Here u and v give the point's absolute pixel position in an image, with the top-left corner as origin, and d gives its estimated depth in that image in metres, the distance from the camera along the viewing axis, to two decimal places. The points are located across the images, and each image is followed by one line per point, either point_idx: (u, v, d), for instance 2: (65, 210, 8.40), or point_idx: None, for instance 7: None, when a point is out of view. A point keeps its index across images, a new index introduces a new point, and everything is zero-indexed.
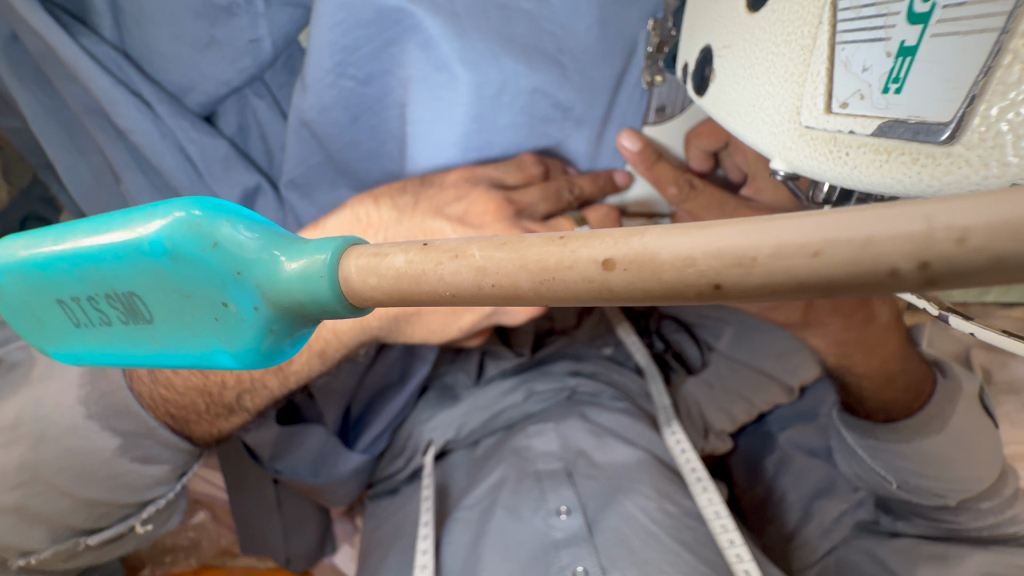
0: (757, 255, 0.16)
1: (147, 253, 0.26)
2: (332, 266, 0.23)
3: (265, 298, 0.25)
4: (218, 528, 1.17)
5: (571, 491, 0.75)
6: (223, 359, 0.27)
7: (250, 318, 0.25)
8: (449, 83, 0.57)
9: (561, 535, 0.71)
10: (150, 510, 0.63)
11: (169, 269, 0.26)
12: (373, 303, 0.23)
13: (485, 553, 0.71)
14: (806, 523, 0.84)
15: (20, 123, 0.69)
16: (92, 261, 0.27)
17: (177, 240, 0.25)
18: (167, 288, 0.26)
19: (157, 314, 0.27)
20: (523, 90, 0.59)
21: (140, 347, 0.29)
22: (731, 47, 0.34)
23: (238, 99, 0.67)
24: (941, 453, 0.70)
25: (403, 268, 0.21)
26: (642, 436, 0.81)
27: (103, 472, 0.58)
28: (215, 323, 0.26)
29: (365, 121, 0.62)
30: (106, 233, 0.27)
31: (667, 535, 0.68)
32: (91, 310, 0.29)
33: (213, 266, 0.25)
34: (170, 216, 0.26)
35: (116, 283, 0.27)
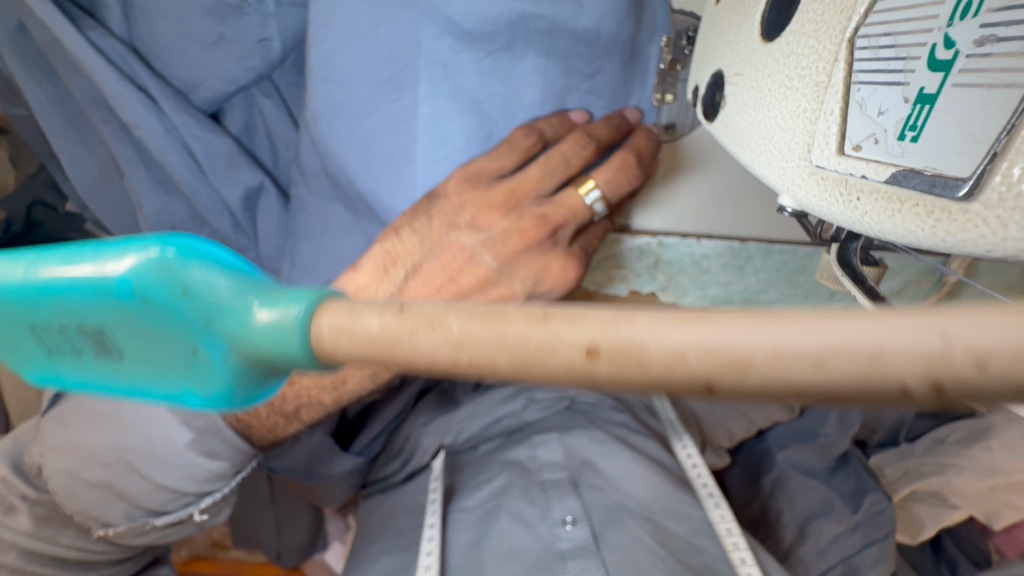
0: (752, 358, 0.14)
1: (88, 297, 0.22)
2: (301, 323, 0.19)
3: (230, 350, 0.21)
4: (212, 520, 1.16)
5: (576, 501, 0.74)
6: (186, 405, 0.23)
7: (216, 370, 0.22)
8: (450, 84, 0.50)
9: (567, 545, 0.69)
10: (206, 502, 0.60)
11: (115, 310, 0.22)
12: (348, 367, 0.19)
13: (484, 552, 0.69)
14: (800, 543, 0.82)
15: (26, 112, 0.68)
16: (18, 295, 0.23)
17: (130, 280, 0.21)
18: (114, 339, 0.22)
19: (94, 360, 0.23)
20: (524, 74, 0.50)
21: (76, 393, 0.24)
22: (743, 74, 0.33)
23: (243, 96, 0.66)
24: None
25: (381, 334, 0.18)
26: (647, 447, 0.81)
27: (170, 460, 0.57)
28: (169, 374, 0.22)
29: (334, 128, 0.52)
30: (39, 265, 0.22)
31: (672, 549, 0.66)
32: (28, 358, 0.24)
33: (168, 313, 0.21)
34: (126, 252, 0.22)
35: (52, 328, 0.23)
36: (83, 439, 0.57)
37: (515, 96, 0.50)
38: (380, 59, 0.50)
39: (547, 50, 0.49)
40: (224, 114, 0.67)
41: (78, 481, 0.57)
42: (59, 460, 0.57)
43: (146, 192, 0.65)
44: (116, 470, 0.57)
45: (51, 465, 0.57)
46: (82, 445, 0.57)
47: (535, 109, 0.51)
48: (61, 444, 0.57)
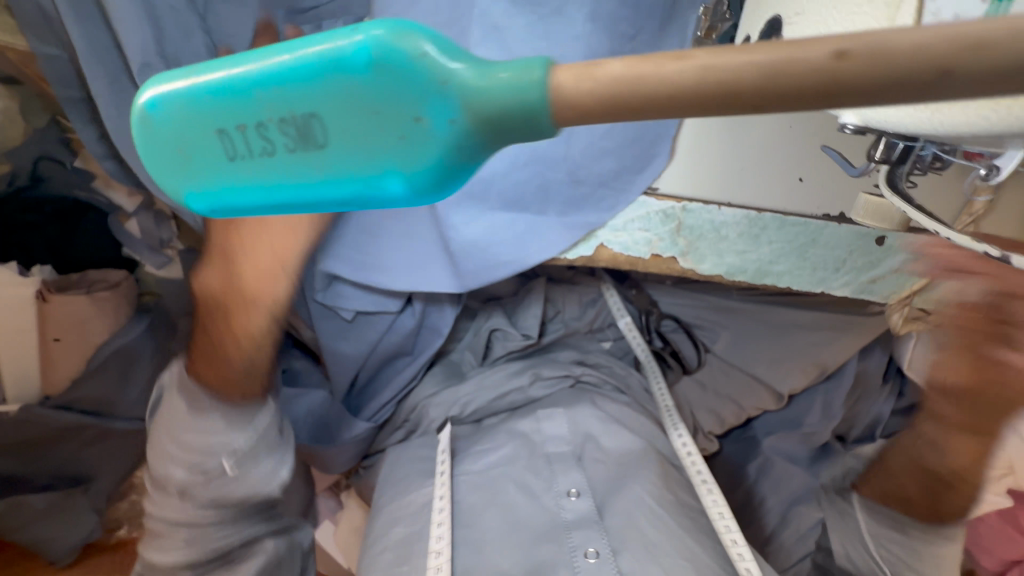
0: (986, 36, 0.18)
1: (339, 71, 0.27)
2: (542, 83, 0.24)
3: (459, 111, 0.26)
4: None
5: (581, 474, 0.76)
6: (394, 183, 0.28)
7: (442, 134, 0.26)
8: (500, 44, 0.52)
9: (570, 517, 0.71)
10: (231, 458, 0.72)
11: (359, 86, 0.27)
12: (582, 113, 0.24)
13: (488, 521, 0.71)
14: (782, 527, 0.90)
15: (60, 53, 0.68)
16: (276, 85, 0.28)
17: (373, 54, 0.26)
18: (354, 106, 0.27)
19: (333, 137, 0.28)
20: (574, 36, 0.52)
21: (304, 175, 0.29)
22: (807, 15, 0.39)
23: None
24: (939, 557, 0.67)
25: (623, 75, 0.23)
26: (644, 427, 0.83)
27: (196, 410, 0.71)
28: (399, 141, 0.27)
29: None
30: (293, 59, 0.28)
31: (671, 521, 0.69)
32: (255, 139, 0.29)
33: (409, 81, 0.26)
34: (366, 34, 0.27)
35: (296, 105, 0.28)
36: (165, 424, 0.72)
37: (563, 55, 0.52)
38: (436, 21, 0.53)
39: (595, 14, 0.51)
40: None
41: (167, 455, 0.71)
42: (161, 441, 0.72)
43: None
44: (172, 439, 0.71)
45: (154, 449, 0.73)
46: (176, 436, 0.71)
47: None
48: (173, 447, 0.71)
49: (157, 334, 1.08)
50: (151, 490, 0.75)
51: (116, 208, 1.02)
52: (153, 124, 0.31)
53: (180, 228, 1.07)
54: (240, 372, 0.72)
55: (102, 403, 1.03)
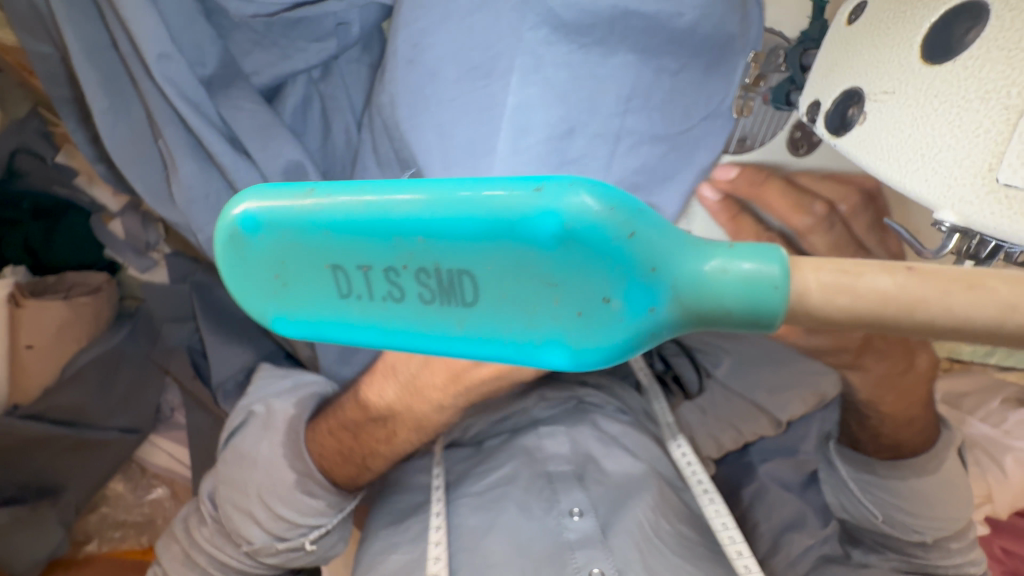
0: None
1: (521, 233, 0.21)
2: (788, 282, 0.20)
3: (667, 299, 0.22)
4: (178, 505, 1.09)
5: (582, 493, 0.73)
6: (551, 358, 0.23)
7: (635, 321, 0.22)
8: (537, 72, 0.49)
9: (574, 536, 0.68)
10: (312, 535, 0.70)
11: (546, 255, 0.21)
12: (829, 326, 0.19)
13: (492, 543, 0.67)
14: (773, 554, 0.85)
15: (51, 51, 0.62)
16: (428, 232, 0.22)
17: (576, 225, 0.21)
18: (529, 274, 0.22)
19: (490, 297, 0.22)
20: (616, 68, 0.50)
21: (431, 332, 0.23)
22: (890, 92, 0.31)
23: (304, 79, 0.66)
24: (926, 491, 0.74)
25: (895, 294, 0.18)
26: (647, 450, 0.80)
27: (292, 496, 0.67)
28: (575, 319, 0.22)
29: (416, 116, 0.55)
30: (455, 200, 0.21)
31: (672, 550, 0.67)
32: (377, 285, 0.23)
33: (614, 257, 0.21)
34: (570, 196, 0.21)
35: (444, 259, 0.22)
36: (238, 476, 0.69)
37: (603, 87, 0.50)
38: (472, 47, 0.51)
39: (640, 51, 0.50)
40: (281, 90, 0.66)
41: (240, 513, 0.69)
42: (229, 492, 0.70)
43: (182, 155, 0.60)
44: (256, 502, 0.68)
45: (224, 501, 0.70)
46: (242, 482, 0.69)
47: (620, 104, 0.50)
48: (231, 482, 0.70)
49: (138, 345, 1.03)
50: (195, 535, 0.75)
51: (100, 207, 0.99)
52: (253, 247, 0.25)
53: (167, 230, 1.03)
54: (342, 463, 0.69)
55: (77, 411, 0.95)
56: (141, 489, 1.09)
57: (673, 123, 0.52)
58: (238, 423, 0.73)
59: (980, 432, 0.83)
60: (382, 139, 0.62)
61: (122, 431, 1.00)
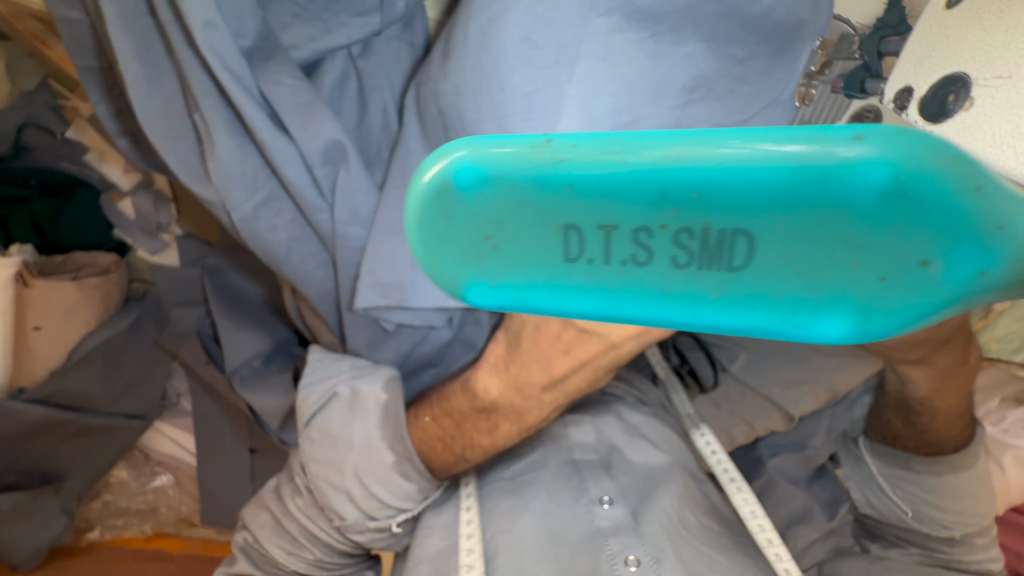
0: None
1: (833, 185, 0.18)
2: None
3: (1009, 266, 0.18)
4: (181, 495, 1.11)
5: (611, 482, 0.72)
6: (831, 329, 0.20)
7: (959, 291, 0.18)
8: (605, 59, 0.48)
9: (605, 524, 0.67)
10: (401, 517, 0.70)
11: (861, 215, 0.18)
12: None
13: (523, 528, 0.65)
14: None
15: (80, 15, 0.59)
16: (684, 187, 0.19)
17: (914, 175, 0.17)
18: (835, 235, 0.18)
19: (768, 260, 0.19)
20: (683, 56, 0.49)
21: (680, 297, 0.21)
22: (1000, 77, 0.30)
23: (343, 55, 0.64)
24: (961, 488, 0.74)
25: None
26: (669, 440, 0.81)
27: (390, 479, 0.68)
28: (876, 287, 0.19)
29: (467, 101, 0.53)
30: (745, 146, 0.18)
31: (701, 540, 0.66)
32: (620, 247, 0.21)
33: (956, 213, 0.17)
34: (911, 141, 0.17)
35: (719, 219, 0.19)
36: (332, 455, 0.68)
37: (668, 76, 0.49)
38: (535, 28, 0.49)
39: (710, 35, 0.49)
40: (320, 66, 0.63)
41: (334, 489, 0.69)
42: (322, 470, 0.69)
43: (220, 130, 0.57)
44: (352, 481, 0.68)
45: (316, 476, 0.70)
46: (337, 461, 0.68)
47: (682, 95, 0.50)
48: (324, 460, 0.69)
49: (145, 329, 0.99)
50: (289, 504, 0.74)
51: (111, 185, 0.96)
52: (461, 204, 0.22)
53: (179, 211, 1.01)
54: (441, 450, 0.69)
55: (83, 398, 0.92)
56: (144, 476, 1.09)
57: (733, 113, 0.51)
58: (321, 402, 0.70)
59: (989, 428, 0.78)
60: (427, 120, 0.60)
61: (128, 417, 0.99)
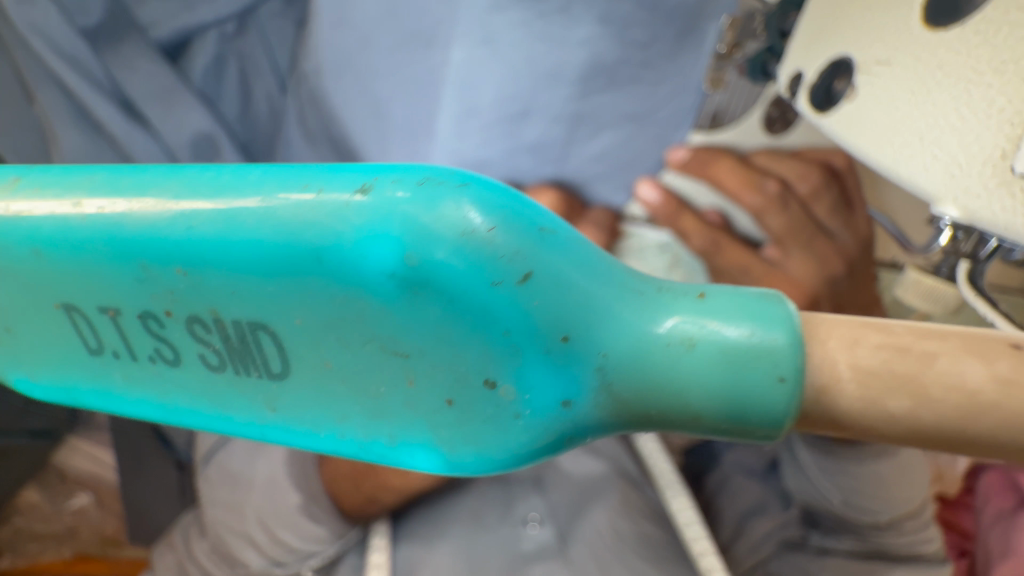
0: None
1: (333, 272, 0.16)
2: (804, 367, 0.15)
3: (588, 386, 0.16)
4: (103, 514, 0.95)
5: (541, 500, 0.68)
6: (413, 459, 0.18)
7: (537, 414, 0.16)
8: (486, 42, 0.43)
9: (529, 547, 0.63)
10: (312, 562, 0.62)
11: (385, 306, 0.16)
12: (884, 435, 0.14)
13: (442, 557, 0.61)
14: (734, 541, 0.79)
15: None
16: (203, 260, 0.16)
17: (426, 260, 0.15)
18: (365, 334, 0.16)
19: (311, 364, 0.17)
20: (578, 43, 0.43)
21: (235, 412, 0.18)
22: (886, 61, 0.26)
23: (215, 34, 0.56)
24: (889, 478, 0.64)
25: (992, 395, 0.13)
26: (609, 446, 0.73)
27: (293, 522, 0.59)
28: (445, 408, 0.17)
29: (344, 86, 0.50)
30: (240, 221, 0.16)
31: (636, 555, 0.61)
32: (136, 340, 0.18)
33: (496, 310, 0.16)
34: (436, 219, 0.15)
35: (222, 305, 0.17)
36: (231, 497, 0.61)
37: (562, 62, 0.44)
38: (411, 9, 0.45)
39: (607, 14, 0.43)
40: (188, 47, 0.56)
41: (235, 535, 0.61)
42: (221, 514, 0.61)
43: (62, 123, 0.51)
44: (254, 525, 0.60)
45: (215, 521, 0.61)
46: (238, 504, 0.60)
47: (579, 88, 0.45)
48: (222, 504, 0.61)
49: None
50: (193, 548, 0.65)
51: None
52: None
53: None
54: (351, 489, 0.61)
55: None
56: (60, 498, 0.93)
57: (642, 104, 0.47)
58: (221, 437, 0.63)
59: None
60: (308, 109, 0.54)
61: (33, 435, 0.80)
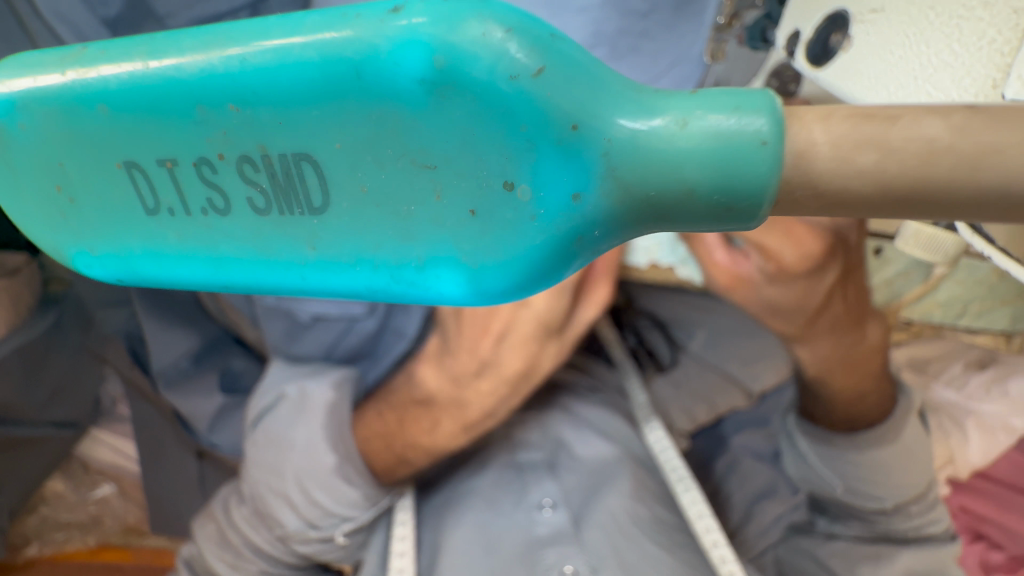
0: None
1: (370, 83, 0.17)
2: (783, 132, 0.15)
3: (596, 176, 0.17)
4: (127, 504, 0.93)
5: (555, 484, 0.67)
6: (441, 275, 0.19)
7: (553, 215, 0.18)
8: None
9: (544, 531, 0.63)
10: (346, 527, 0.63)
11: (411, 112, 0.17)
12: (853, 199, 0.15)
13: (460, 541, 0.61)
14: (745, 523, 0.80)
15: None
16: (247, 87, 0.18)
17: (449, 60, 0.16)
18: (395, 147, 0.18)
19: (346, 189, 0.19)
20: (579, 10, 0.46)
21: (276, 253, 0.20)
22: (880, 10, 0.27)
23: (228, 23, 0.55)
24: (887, 460, 0.65)
25: (950, 141, 0.13)
26: (620, 431, 0.73)
27: (331, 483, 0.61)
28: (468, 220, 0.18)
29: None
30: (287, 51, 0.18)
31: (647, 537, 0.61)
32: (186, 185, 0.20)
33: (510, 106, 0.17)
34: (445, 23, 0.17)
35: (268, 138, 0.18)
36: (274, 460, 0.62)
37: (562, 27, 0.46)
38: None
39: None
40: None
41: (274, 495, 0.63)
42: (267, 475, 0.63)
43: None
44: (293, 485, 0.62)
45: (256, 482, 0.63)
46: (278, 464, 0.62)
47: (583, 51, 0.46)
48: (265, 464, 0.63)
49: (67, 333, 0.81)
50: (233, 514, 0.68)
51: None
52: (12, 139, 0.21)
53: None
54: (382, 449, 0.64)
55: (8, 408, 0.73)
56: (87, 487, 0.90)
57: (645, 73, 0.48)
58: (267, 404, 0.64)
59: (943, 396, 0.77)
60: None
61: (58, 426, 0.83)
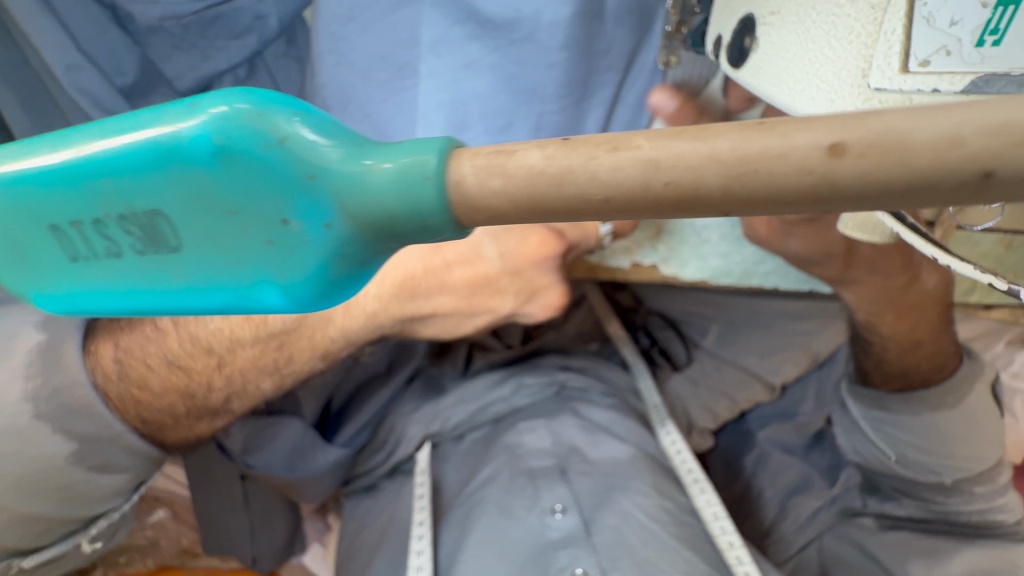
0: (887, 158, 0.13)
1: (189, 155, 0.21)
2: (442, 169, 0.18)
3: (335, 209, 0.20)
4: (180, 527, 0.97)
5: (566, 489, 0.67)
6: (267, 294, 0.22)
7: (319, 238, 0.21)
8: (455, 53, 0.47)
9: (557, 535, 0.63)
10: (101, 524, 0.53)
11: (211, 175, 0.21)
12: (488, 217, 0.18)
13: (473, 544, 0.64)
14: (781, 519, 0.80)
15: None
16: (107, 165, 0.22)
17: (228, 136, 0.21)
18: (210, 200, 0.21)
19: (187, 234, 0.22)
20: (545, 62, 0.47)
21: (155, 285, 0.24)
22: (777, 12, 0.29)
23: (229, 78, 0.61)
24: (947, 428, 0.67)
25: (544, 167, 0.17)
26: (634, 433, 0.73)
27: (52, 481, 0.47)
28: (268, 249, 0.21)
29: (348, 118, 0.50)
30: (132, 138, 0.22)
31: (665, 531, 0.60)
32: (87, 238, 0.24)
33: (277, 166, 0.20)
34: (218, 109, 0.21)
35: (132, 200, 0.22)
36: None
37: (530, 73, 0.47)
38: (394, 38, 0.48)
39: None
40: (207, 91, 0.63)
41: None
42: None
43: None
44: None
45: None
46: None
47: (550, 70, 0.47)
48: None
49: None
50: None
51: None
52: None
53: None
54: (133, 400, 0.50)
55: None
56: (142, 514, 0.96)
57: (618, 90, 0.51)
58: None
59: None
60: None
61: None
